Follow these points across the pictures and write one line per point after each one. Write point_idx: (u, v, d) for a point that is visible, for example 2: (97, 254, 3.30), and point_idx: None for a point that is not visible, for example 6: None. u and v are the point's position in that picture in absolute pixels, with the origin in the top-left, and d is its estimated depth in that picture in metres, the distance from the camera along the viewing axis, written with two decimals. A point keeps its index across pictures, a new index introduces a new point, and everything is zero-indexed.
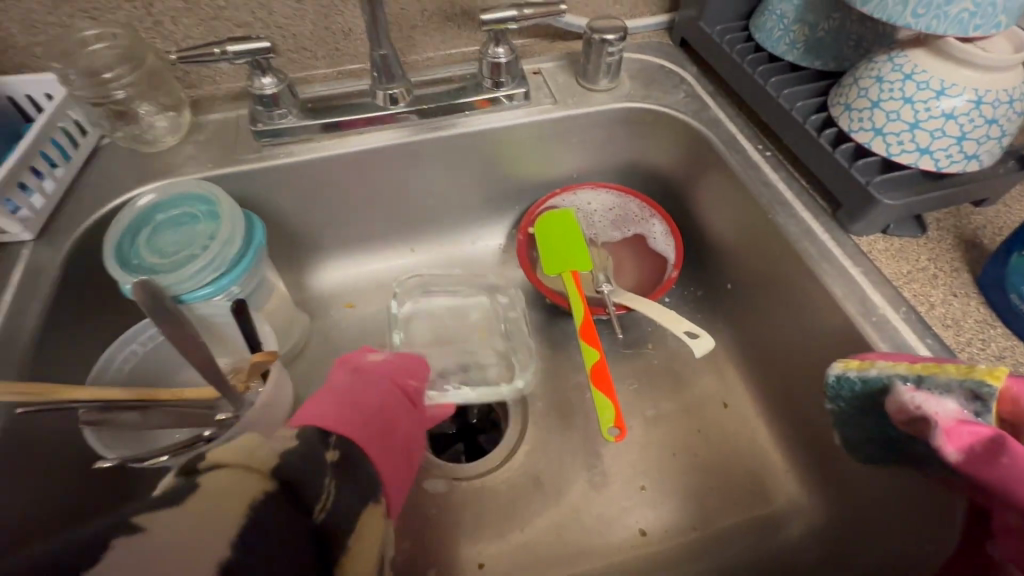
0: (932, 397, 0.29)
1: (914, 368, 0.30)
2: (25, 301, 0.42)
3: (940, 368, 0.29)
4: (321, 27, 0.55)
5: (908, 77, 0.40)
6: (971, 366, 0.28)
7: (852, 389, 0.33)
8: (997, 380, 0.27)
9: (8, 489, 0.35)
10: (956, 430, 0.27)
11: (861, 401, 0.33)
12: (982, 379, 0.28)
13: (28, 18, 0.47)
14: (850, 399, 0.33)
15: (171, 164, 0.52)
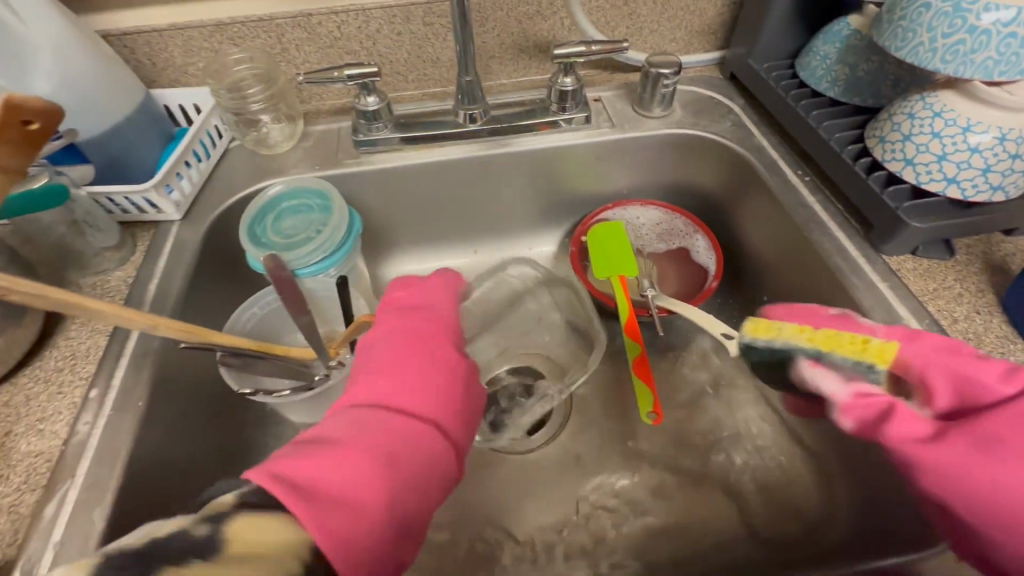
0: (829, 371, 0.35)
1: (818, 345, 0.36)
2: (174, 266, 0.52)
3: (840, 348, 0.35)
4: (415, 55, 0.64)
5: (938, 114, 0.44)
6: (865, 347, 0.35)
7: (762, 353, 0.38)
8: (883, 361, 0.34)
9: (160, 411, 0.44)
10: (854, 405, 0.34)
11: (770, 363, 0.39)
12: (874, 359, 0.35)
13: (188, 44, 0.59)
14: (760, 360, 0.39)
15: (285, 165, 0.62)
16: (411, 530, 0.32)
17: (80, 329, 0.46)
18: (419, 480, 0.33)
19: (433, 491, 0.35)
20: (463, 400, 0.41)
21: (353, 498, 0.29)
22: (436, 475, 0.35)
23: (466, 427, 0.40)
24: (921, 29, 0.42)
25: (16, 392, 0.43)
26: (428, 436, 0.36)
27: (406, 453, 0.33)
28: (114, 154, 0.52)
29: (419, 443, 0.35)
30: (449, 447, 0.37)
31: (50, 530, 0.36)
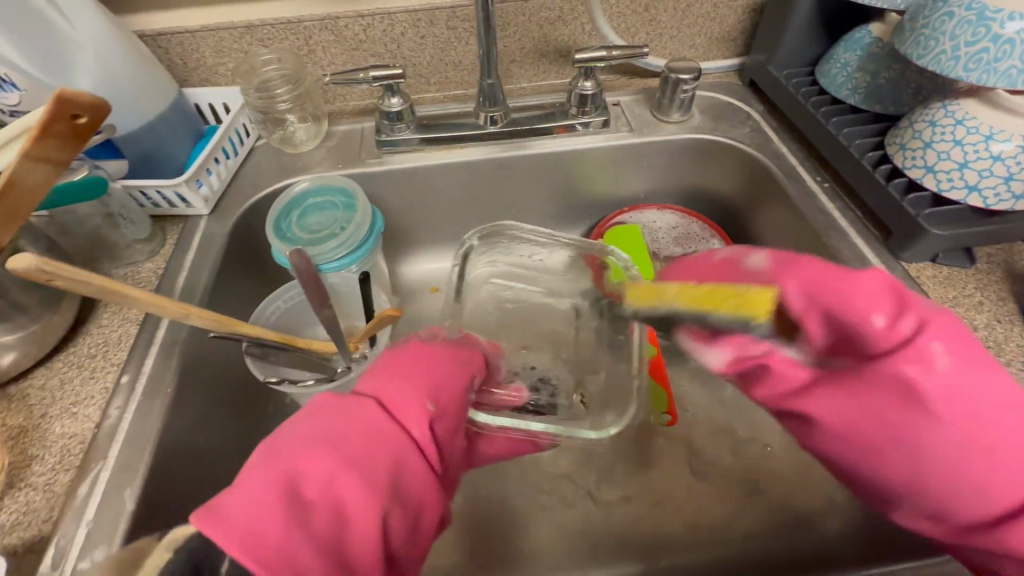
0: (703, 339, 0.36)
1: (694, 310, 0.34)
2: (202, 259, 0.54)
3: (714, 311, 0.33)
4: (438, 59, 0.66)
5: (959, 123, 0.44)
6: (740, 306, 0.32)
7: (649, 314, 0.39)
8: (761, 316, 0.32)
9: (188, 398, 0.45)
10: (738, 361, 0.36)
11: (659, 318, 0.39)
12: (755, 315, 0.32)
13: (219, 45, 0.61)
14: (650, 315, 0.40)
15: (310, 163, 0.64)
16: (309, 480, 0.29)
17: (112, 317, 0.48)
18: (309, 437, 0.32)
19: (343, 441, 0.32)
20: (393, 363, 0.39)
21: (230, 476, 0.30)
22: (342, 428, 0.33)
23: (396, 384, 0.37)
24: (944, 38, 0.43)
25: (51, 376, 0.44)
26: (329, 402, 0.35)
27: (295, 425, 0.33)
28: (148, 150, 0.54)
29: (318, 409, 0.34)
30: (364, 402, 0.35)
31: (83, 509, 0.37)
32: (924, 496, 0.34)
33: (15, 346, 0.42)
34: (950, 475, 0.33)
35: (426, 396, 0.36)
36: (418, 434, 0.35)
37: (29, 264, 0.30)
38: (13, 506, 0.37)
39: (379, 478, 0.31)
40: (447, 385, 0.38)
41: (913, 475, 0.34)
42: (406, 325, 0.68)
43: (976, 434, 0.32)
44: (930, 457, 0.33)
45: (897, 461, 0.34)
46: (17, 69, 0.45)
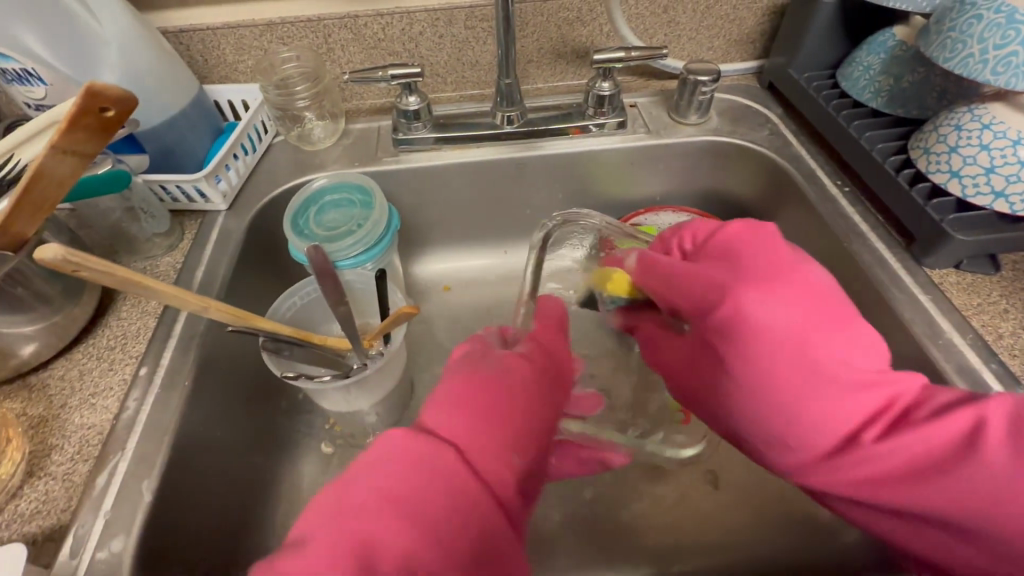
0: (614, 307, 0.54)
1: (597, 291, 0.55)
2: (220, 254, 0.54)
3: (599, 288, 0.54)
4: (455, 58, 0.66)
5: (987, 127, 0.43)
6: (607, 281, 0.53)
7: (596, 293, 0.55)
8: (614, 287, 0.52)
9: (205, 392, 0.45)
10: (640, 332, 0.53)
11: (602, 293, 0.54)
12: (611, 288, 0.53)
13: (240, 42, 0.61)
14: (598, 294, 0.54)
15: (326, 161, 0.64)
16: (387, 552, 0.27)
17: (131, 310, 0.49)
18: (383, 497, 0.29)
19: (424, 503, 0.29)
20: (468, 394, 0.36)
21: (298, 537, 0.28)
22: (419, 484, 0.30)
23: (475, 425, 0.34)
24: (972, 40, 0.42)
25: (71, 367, 0.45)
26: (402, 448, 0.32)
27: (367, 476, 0.30)
28: (169, 145, 0.55)
29: (392, 457, 0.31)
30: (443, 446, 0.32)
31: (101, 500, 0.38)
32: (759, 438, 0.40)
33: (36, 337, 0.42)
34: (769, 417, 0.39)
35: (507, 442, 0.34)
36: (501, 485, 0.32)
37: (55, 254, 0.30)
38: (32, 495, 0.38)
39: (462, 545, 0.29)
40: (522, 421, 0.36)
41: (743, 419, 0.41)
42: (419, 323, 0.68)
43: (778, 375, 0.38)
44: (747, 402, 0.40)
45: (732, 408, 0.41)
46: (42, 62, 0.46)
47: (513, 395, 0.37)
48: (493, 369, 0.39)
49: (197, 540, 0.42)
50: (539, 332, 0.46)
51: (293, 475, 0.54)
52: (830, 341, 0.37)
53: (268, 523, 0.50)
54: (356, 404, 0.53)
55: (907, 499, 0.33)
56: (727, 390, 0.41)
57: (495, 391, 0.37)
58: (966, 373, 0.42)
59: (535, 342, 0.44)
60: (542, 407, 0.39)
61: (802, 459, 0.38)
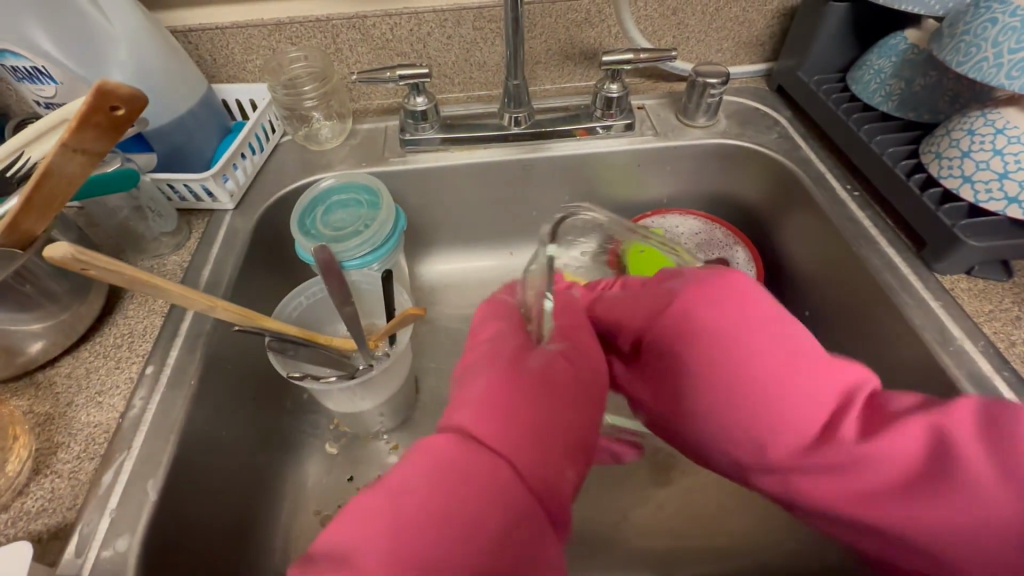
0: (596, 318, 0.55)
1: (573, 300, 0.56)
2: (227, 253, 0.54)
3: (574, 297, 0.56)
4: (463, 59, 0.66)
5: (1000, 131, 0.43)
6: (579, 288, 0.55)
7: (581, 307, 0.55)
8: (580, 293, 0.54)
9: (211, 391, 0.45)
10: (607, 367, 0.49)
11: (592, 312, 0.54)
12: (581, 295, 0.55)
13: (249, 42, 0.61)
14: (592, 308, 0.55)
15: (333, 161, 0.64)
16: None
17: (138, 308, 0.49)
18: (438, 516, 0.29)
19: (480, 524, 0.29)
20: (513, 400, 0.35)
21: (355, 549, 0.28)
22: (473, 503, 0.29)
23: (524, 436, 0.33)
24: (986, 44, 0.42)
25: (78, 364, 0.45)
26: (455, 461, 0.31)
27: (420, 490, 0.30)
28: (177, 144, 0.55)
29: (446, 471, 0.30)
30: (495, 461, 0.31)
31: (106, 498, 0.38)
32: (725, 454, 0.38)
33: (43, 334, 0.43)
34: (734, 430, 0.37)
35: (558, 455, 0.34)
36: (550, 497, 0.32)
37: (65, 253, 0.30)
38: (39, 493, 0.38)
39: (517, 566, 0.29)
40: (569, 430, 0.36)
41: (706, 435, 0.39)
42: (425, 324, 0.68)
43: (737, 383, 0.37)
44: (708, 416, 0.38)
45: (692, 422, 0.40)
46: (55, 61, 0.46)
47: (559, 403, 0.36)
48: (538, 372, 0.38)
49: (201, 540, 0.42)
50: (567, 326, 0.44)
51: (298, 474, 0.54)
52: (781, 343, 0.36)
53: (272, 522, 0.50)
54: (360, 405, 0.52)
55: (887, 506, 0.32)
56: (686, 406, 0.40)
57: (543, 398, 0.36)
58: (977, 380, 0.41)
59: (573, 341, 0.42)
60: (588, 412, 0.38)
61: (768, 471, 0.36)
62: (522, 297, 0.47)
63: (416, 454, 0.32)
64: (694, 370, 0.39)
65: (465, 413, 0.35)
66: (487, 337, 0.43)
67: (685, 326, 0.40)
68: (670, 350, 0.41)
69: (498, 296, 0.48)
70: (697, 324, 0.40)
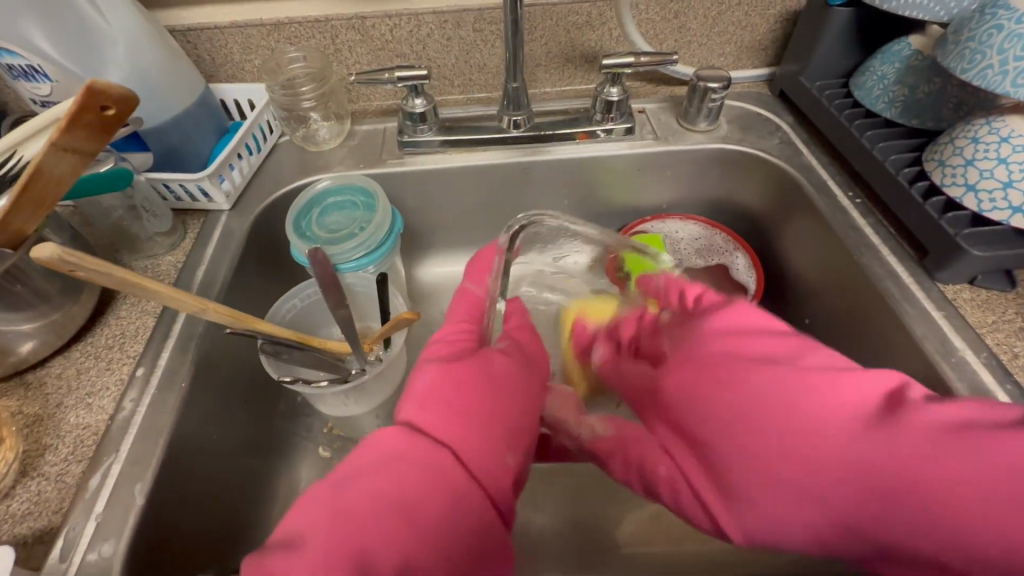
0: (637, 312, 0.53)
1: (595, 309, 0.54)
2: (221, 254, 0.53)
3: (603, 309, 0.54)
4: (462, 61, 0.65)
5: (1005, 140, 0.42)
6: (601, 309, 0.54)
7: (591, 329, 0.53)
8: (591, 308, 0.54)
9: (202, 394, 0.45)
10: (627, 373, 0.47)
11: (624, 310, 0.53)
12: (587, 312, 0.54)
13: (247, 41, 0.61)
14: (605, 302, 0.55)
15: (331, 162, 0.63)
16: (382, 554, 0.28)
17: (130, 309, 0.48)
18: (378, 499, 0.30)
19: (419, 504, 0.30)
20: (453, 384, 0.37)
21: (296, 536, 0.29)
22: (412, 486, 0.31)
23: (464, 424, 0.35)
24: (991, 51, 0.41)
25: (69, 365, 0.44)
26: (396, 448, 0.33)
27: (361, 476, 0.31)
28: (173, 144, 0.54)
29: (387, 459, 0.32)
30: (435, 446, 0.33)
31: (93, 502, 0.37)
32: (789, 520, 0.35)
33: (34, 334, 0.42)
34: (792, 490, 0.35)
35: (499, 442, 0.35)
36: (493, 482, 0.34)
37: (52, 254, 0.30)
38: (25, 495, 0.37)
39: (456, 546, 0.30)
40: (510, 418, 0.37)
41: (760, 503, 0.36)
42: (421, 326, 0.68)
43: (785, 433, 0.36)
44: (743, 471, 0.37)
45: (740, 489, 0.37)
46: (50, 60, 0.46)
47: (500, 393, 0.38)
48: (478, 363, 0.39)
49: (189, 546, 0.41)
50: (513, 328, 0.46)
51: (290, 478, 0.54)
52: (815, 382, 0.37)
53: (263, 527, 0.49)
54: (354, 408, 0.52)
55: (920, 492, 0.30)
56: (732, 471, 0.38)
57: (484, 386, 0.38)
58: (979, 392, 0.41)
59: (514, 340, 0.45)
60: (528, 401, 0.40)
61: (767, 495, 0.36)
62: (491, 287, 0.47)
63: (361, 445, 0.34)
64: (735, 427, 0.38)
65: (407, 405, 0.37)
66: (447, 330, 0.45)
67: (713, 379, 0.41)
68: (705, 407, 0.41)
69: (467, 282, 0.49)
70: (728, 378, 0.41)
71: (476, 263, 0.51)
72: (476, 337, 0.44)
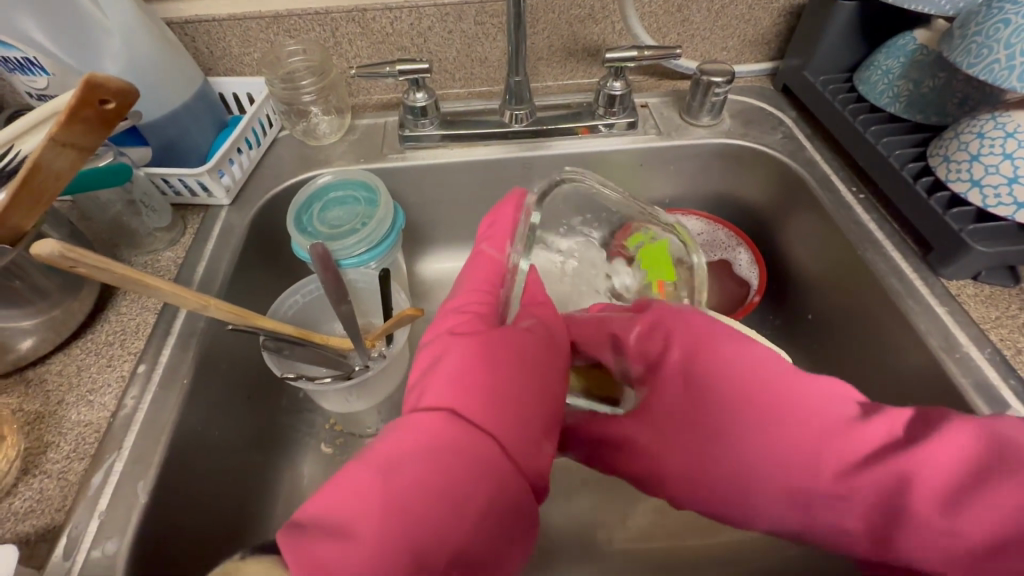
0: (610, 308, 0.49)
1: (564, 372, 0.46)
2: (221, 250, 0.53)
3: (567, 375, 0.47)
4: (463, 55, 0.65)
5: (1011, 135, 0.42)
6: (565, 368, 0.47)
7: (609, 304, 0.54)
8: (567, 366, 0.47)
9: (203, 390, 0.45)
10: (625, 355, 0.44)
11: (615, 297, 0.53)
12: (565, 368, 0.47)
13: (246, 34, 0.60)
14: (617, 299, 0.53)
15: (331, 156, 0.63)
16: (435, 550, 0.29)
17: (131, 305, 0.48)
18: (429, 492, 0.30)
19: (466, 497, 0.31)
20: (486, 372, 0.37)
21: (342, 522, 0.29)
22: (459, 478, 0.31)
23: (503, 412, 0.35)
24: (998, 46, 0.41)
25: (69, 362, 0.44)
26: (440, 437, 0.33)
27: (410, 465, 0.31)
28: (171, 138, 0.54)
29: (432, 447, 0.32)
30: (476, 436, 0.33)
31: (96, 499, 0.37)
32: (763, 477, 0.36)
33: (34, 331, 0.42)
34: (772, 453, 0.36)
35: (534, 430, 0.36)
36: (529, 472, 0.35)
37: (52, 250, 0.30)
38: (27, 493, 0.37)
39: (496, 533, 0.31)
40: (544, 404, 0.37)
41: (748, 488, 0.37)
42: (423, 322, 0.67)
43: (779, 419, 0.37)
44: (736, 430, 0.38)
45: (736, 476, 0.37)
46: (46, 53, 0.45)
47: (534, 381, 0.38)
48: (512, 343, 0.39)
49: (192, 543, 0.41)
50: (533, 300, 0.44)
51: (292, 474, 0.53)
52: (804, 376, 0.38)
53: (266, 522, 0.49)
54: (357, 403, 0.52)
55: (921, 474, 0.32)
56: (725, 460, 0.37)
57: (512, 367, 0.38)
58: (982, 388, 0.41)
59: (538, 317, 0.43)
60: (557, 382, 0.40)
61: (759, 453, 0.37)
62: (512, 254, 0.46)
63: (395, 430, 0.33)
64: (727, 401, 0.39)
65: (440, 389, 0.36)
66: (463, 301, 0.43)
67: (697, 353, 0.41)
68: (689, 391, 0.40)
69: (487, 248, 0.47)
70: (713, 364, 0.40)
71: (492, 229, 0.48)
72: (494, 313, 0.43)
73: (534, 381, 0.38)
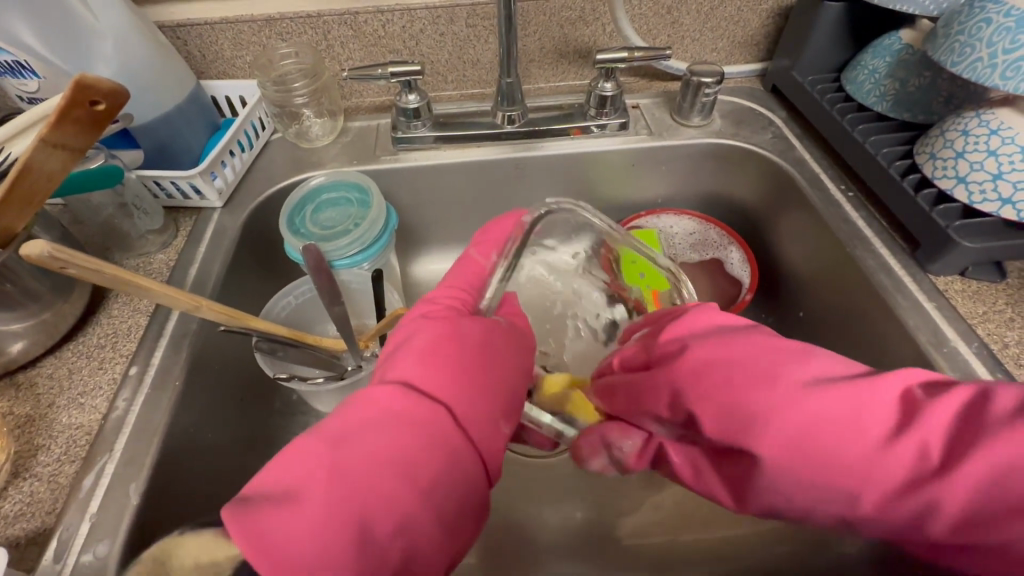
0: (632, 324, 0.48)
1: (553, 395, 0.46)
2: (214, 253, 0.53)
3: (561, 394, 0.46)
4: (456, 57, 0.65)
5: (994, 132, 0.43)
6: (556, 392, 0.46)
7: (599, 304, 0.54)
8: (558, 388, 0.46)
9: (195, 393, 0.44)
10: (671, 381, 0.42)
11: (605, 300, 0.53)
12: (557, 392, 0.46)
13: (238, 37, 0.60)
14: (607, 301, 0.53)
15: (324, 159, 0.63)
16: (382, 522, 0.29)
17: (122, 308, 0.48)
18: (381, 465, 0.30)
19: (416, 470, 0.31)
20: (450, 355, 0.37)
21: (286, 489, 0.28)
22: (416, 452, 0.31)
23: (464, 392, 0.36)
24: (980, 45, 0.41)
25: (60, 365, 0.44)
26: (394, 415, 0.33)
27: (363, 437, 0.31)
28: (163, 140, 0.54)
29: (387, 423, 0.32)
30: (437, 411, 0.34)
31: (87, 502, 0.37)
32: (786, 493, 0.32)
33: (24, 334, 0.42)
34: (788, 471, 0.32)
35: (495, 410, 0.36)
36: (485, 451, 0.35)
37: (41, 250, 0.30)
38: (17, 497, 0.37)
39: (445, 510, 0.31)
40: (505, 389, 0.38)
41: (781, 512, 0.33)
42: None
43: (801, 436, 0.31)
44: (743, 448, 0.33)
45: (758, 506, 0.35)
46: (36, 54, 0.45)
47: (496, 364, 0.39)
48: (479, 327, 0.40)
49: None
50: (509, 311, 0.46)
51: None
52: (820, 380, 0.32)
53: None
54: None
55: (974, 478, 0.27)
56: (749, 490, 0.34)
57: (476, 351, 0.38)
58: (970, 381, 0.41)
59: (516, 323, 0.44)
60: (521, 367, 0.41)
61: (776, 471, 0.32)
62: (497, 264, 0.46)
63: (353, 406, 0.33)
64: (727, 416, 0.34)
65: (402, 368, 0.36)
66: (440, 292, 0.44)
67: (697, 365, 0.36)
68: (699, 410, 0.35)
69: (475, 253, 0.47)
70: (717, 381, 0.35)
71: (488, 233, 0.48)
72: (471, 308, 0.43)
73: (495, 364, 0.39)
